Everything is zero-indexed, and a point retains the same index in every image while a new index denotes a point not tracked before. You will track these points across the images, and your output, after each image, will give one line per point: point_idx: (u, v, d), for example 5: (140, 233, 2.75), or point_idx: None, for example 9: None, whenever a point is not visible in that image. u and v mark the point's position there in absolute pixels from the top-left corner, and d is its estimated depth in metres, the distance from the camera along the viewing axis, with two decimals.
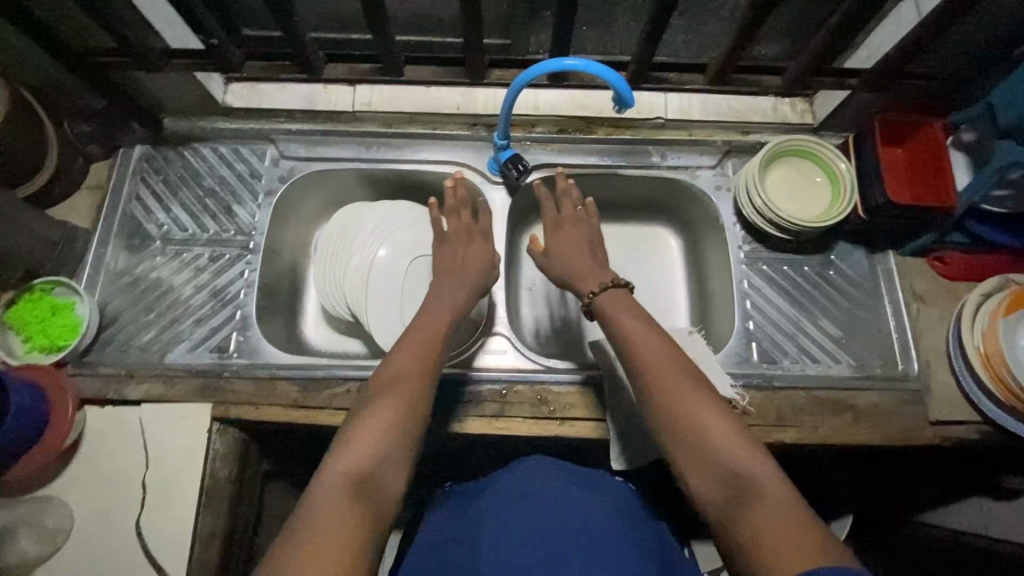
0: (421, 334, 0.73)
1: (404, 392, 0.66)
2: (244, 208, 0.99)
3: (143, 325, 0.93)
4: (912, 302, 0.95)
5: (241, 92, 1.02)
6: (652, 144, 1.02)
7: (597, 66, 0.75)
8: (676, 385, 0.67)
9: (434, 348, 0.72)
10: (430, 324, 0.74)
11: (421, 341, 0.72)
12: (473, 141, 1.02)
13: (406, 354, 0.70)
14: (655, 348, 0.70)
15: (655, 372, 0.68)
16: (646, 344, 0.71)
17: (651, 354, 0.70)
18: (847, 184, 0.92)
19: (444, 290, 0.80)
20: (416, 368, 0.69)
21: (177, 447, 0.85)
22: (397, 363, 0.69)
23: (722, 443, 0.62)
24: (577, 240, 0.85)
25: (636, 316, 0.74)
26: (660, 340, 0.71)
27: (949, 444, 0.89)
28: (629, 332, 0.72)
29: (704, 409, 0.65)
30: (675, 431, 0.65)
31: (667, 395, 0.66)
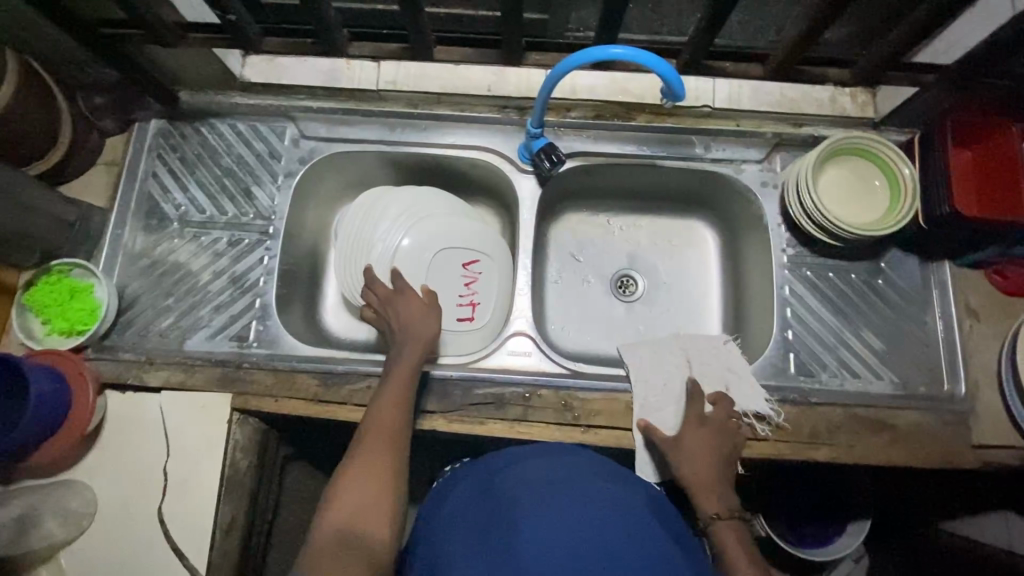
0: (393, 394, 0.75)
1: (386, 439, 0.71)
2: (263, 190, 0.96)
3: (162, 309, 0.91)
4: (964, 317, 0.89)
5: (260, 66, 0.97)
6: (697, 133, 0.94)
7: (647, 57, 0.69)
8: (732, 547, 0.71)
9: (407, 388, 0.77)
10: (400, 384, 0.77)
11: (393, 404, 0.74)
12: (502, 124, 0.96)
13: (381, 415, 0.73)
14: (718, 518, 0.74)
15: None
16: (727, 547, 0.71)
17: (736, 565, 0.69)
18: (909, 188, 0.84)
19: (416, 320, 0.83)
20: (395, 433, 0.72)
21: (198, 436, 0.84)
22: (374, 429, 0.72)
23: None
24: (703, 442, 0.81)
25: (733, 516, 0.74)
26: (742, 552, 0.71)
27: (989, 468, 0.85)
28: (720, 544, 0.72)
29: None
30: None
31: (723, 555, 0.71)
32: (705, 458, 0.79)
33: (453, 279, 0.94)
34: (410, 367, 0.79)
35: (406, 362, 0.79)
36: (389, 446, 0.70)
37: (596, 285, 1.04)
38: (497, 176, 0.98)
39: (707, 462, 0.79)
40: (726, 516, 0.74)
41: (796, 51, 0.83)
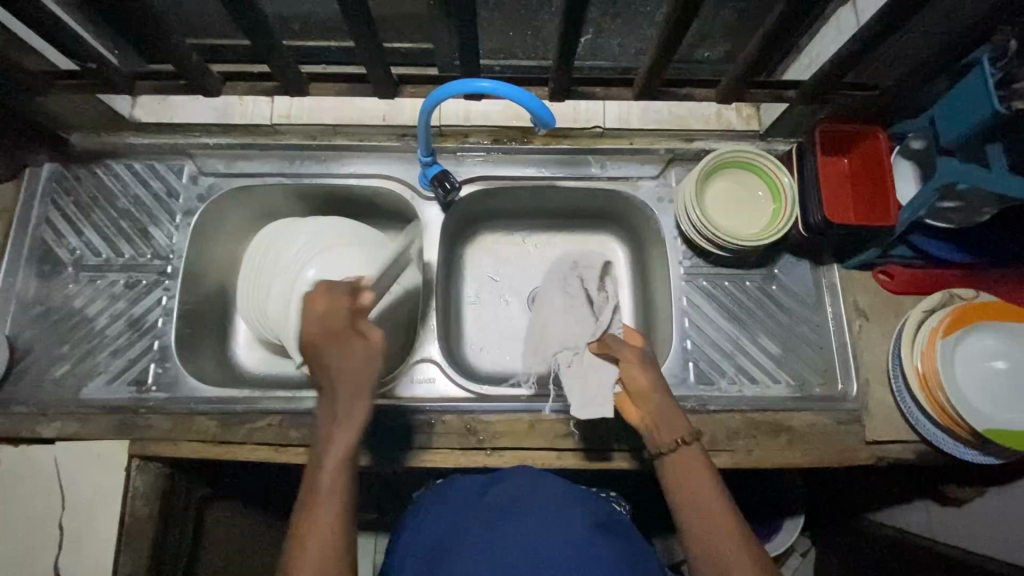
0: (330, 487, 0.61)
1: (330, 552, 0.59)
2: (161, 230, 0.95)
3: (57, 357, 0.89)
4: (854, 317, 0.92)
5: (151, 106, 0.98)
6: (592, 153, 0.96)
7: (505, 89, 0.70)
8: (718, 511, 0.66)
9: (344, 465, 0.62)
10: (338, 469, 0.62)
11: (331, 498, 0.61)
12: (402, 153, 0.96)
13: (319, 522, 0.60)
14: (695, 472, 0.69)
15: (698, 522, 0.66)
16: (692, 481, 0.69)
17: (717, 531, 0.65)
18: (788, 199, 0.87)
19: (350, 357, 0.63)
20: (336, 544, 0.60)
21: (94, 487, 0.82)
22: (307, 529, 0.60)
23: None
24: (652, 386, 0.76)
25: (703, 469, 0.69)
26: (703, 479, 0.69)
27: (883, 463, 0.88)
28: (683, 479, 0.70)
29: (727, 537, 0.64)
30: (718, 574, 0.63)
31: (706, 523, 0.65)
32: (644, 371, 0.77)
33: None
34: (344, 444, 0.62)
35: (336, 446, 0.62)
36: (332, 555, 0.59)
37: (514, 305, 1.05)
38: (401, 203, 0.98)
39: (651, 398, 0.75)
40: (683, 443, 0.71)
41: (657, 68, 0.85)
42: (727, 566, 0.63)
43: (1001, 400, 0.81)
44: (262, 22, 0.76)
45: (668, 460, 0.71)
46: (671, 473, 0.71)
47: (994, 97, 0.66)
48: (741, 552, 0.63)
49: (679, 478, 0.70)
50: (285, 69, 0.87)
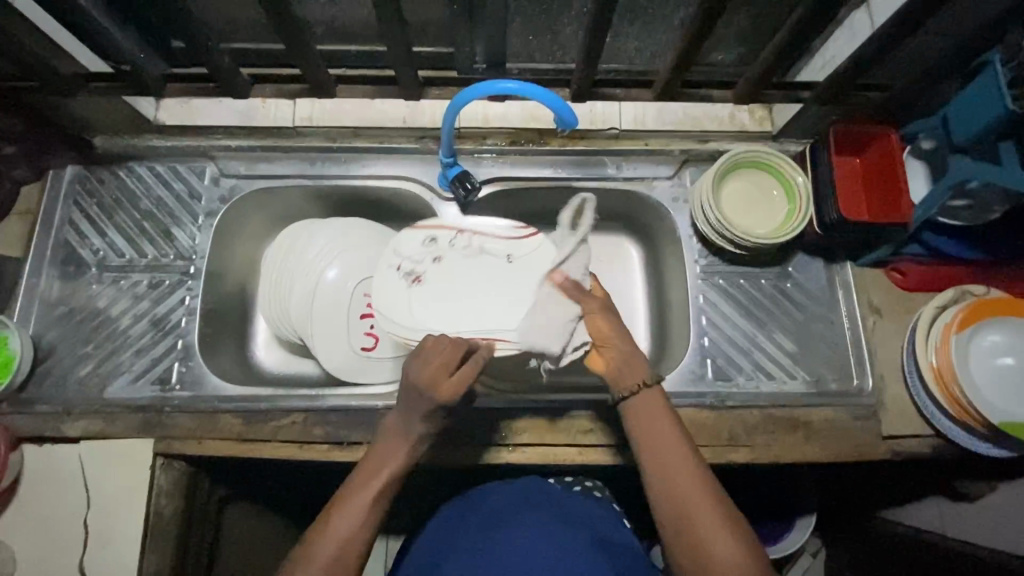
0: (377, 462, 0.70)
1: (360, 513, 0.66)
2: (183, 231, 0.96)
3: (80, 357, 0.90)
4: (868, 314, 0.94)
5: (175, 109, 0.99)
6: (609, 154, 0.98)
7: (532, 89, 0.72)
8: (679, 464, 0.66)
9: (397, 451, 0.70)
10: (389, 447, 0.70)
11: (375, 471, 0.69)
12: (422, 154, 0.98)
13: (358, 483, 0.68)
14: (659, 429, 0.68)
15: (660, 467, 0.67)
16: (654, 426, 0.69)
17: (675, 481, 0.65)
18: (803, 197, 0.89)
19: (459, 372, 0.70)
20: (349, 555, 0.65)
21: (119, 485, 0.83)
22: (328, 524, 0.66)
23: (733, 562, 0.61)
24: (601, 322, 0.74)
25: (666, 422, 0.69)
26: (664, 425, 0.69)
27: (899, 457, 0.90)
28: (644, 425, 0.69)
29: (687, 479, 0.65)
30: (681, 527, 0.64)
31: (670, 478, 0.66)
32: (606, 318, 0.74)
33: (414, 236, 0.84)
34: (398, 432, 0.71)
35: (395, 426, 0.71)
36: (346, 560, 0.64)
37: None
38: (420, 205, 0.99)
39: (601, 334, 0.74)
40: (642, 389, 0.70)
41: (675, 70, 0.87)
42: (686, 514, 0.63)
43: (1013, 393, 0.83)
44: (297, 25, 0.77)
45: (628, 406, 0.71)
46: (632, 418, 0.70)
47: (1005, 94, 0.67)
48: (702, 495, 0.64)
49: (642, 435, 0.69)
50: (315, 71, 0.88)
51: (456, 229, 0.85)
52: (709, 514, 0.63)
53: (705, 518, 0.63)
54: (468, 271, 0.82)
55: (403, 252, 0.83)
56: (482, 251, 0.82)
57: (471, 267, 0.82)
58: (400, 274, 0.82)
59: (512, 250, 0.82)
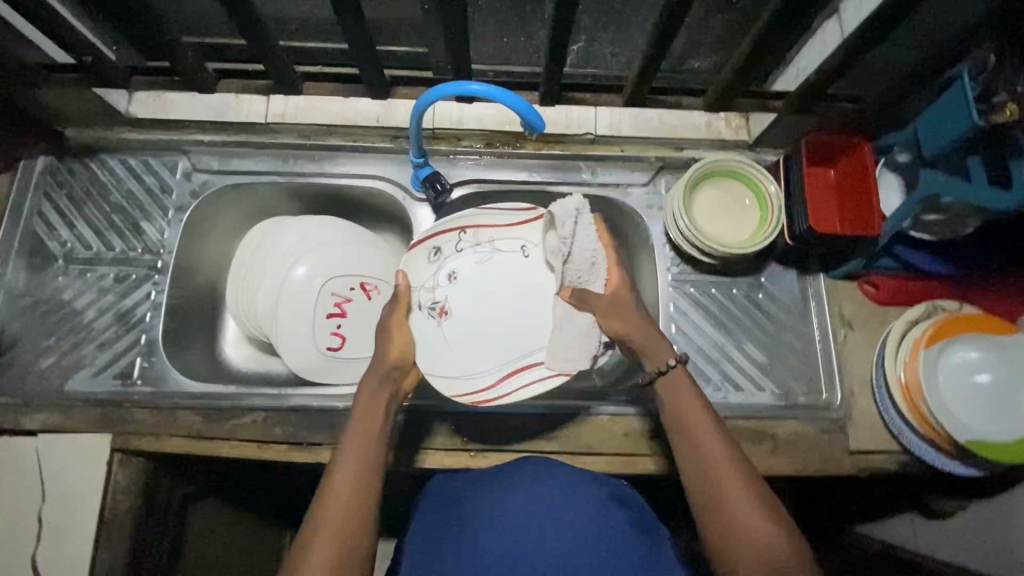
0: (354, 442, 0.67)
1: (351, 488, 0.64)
2: (153, 225, 0.95)
3: (43, 350, 0.89)
4: (839, 327, 0.93)
5: (147, 102, 0.97)
6: (584, 159, 0.97)
7: (496, 91, 0.71)
8: (708, 436, 0.66)
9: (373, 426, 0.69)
10: (360, 425, 0.69)
11: (356, 447, 0.67)
12: (395, 154, 0.97)
13: (345, 463, 0.66)
14: (689, 404, 0.69)
15: (687, 440, 0.67)
16: (687, 403, 0.69)
17: (706, 454, 0.65)
18: (775, 207, 0.88)
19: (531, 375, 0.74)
20: (353, 535, 0.62)
21: (76, 479, 0.82)
22: (325, 506, 0.63)
23: (763, 533, 0.60)
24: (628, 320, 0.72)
25: (695, 398, 0.69)
26: (698, 401, 0.69)
27: (865, 472, 0.89)
28: (679, 401, 0.69)
29: (718, 454, 0.65)
30: (709, 498, 0.64)
31: (700, 449, 0.66)
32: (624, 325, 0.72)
33: (418, 258, 0.80)
34: (366, 411, 0.70)
35: (364, 402, 0.71)
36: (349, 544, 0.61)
37: None
38: (393, 205, 0.99)
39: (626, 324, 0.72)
40: (680, 363, 0.71)
41: (647, 76, 0.86)
42: (717, 485, 0.64)
43: (984, 410, 0.82)
44: (258, 19, 0.77)
45: (663, 382, 0.71)
46: (668, 394, 0.71)
47: (972, 108, 0.66)
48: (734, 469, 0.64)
49: (671, 411, 0.70)
50: (279, 65, 0.88)
51: (457, 231, 0.80)
52: (736, 486, 0.63)
53: (732, 490, 0.63)
54: (491, 278, 0.77)
55: (418, 285, 0.78)
56: (494, 249, 0.78)
57: (491, 274, 0.77)
58: (426, 310, 0.77)
59: (524, 238, 0.78)
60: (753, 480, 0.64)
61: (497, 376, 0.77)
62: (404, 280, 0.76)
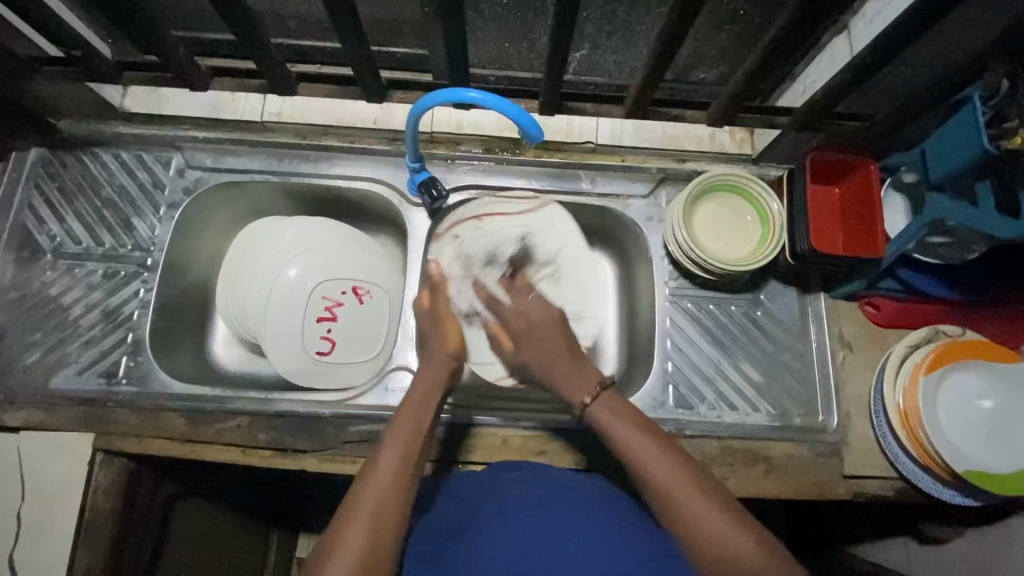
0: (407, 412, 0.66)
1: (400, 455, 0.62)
2: (143, 221, 0.94)
3: (28, 345, 0.88)
4: (839, 349, 0.91)
5: (141, 96, 0.99)
6: (583, 168, 0.95)
7: (493, 100, 0.69)
8: (649, 454, 0.62)
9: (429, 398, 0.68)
10: (419, 399, 0.68)
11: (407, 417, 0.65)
12: (391, 157, 0.95)
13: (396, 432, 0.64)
14: (623, 428, 0.64)
15: (633, 465, 0.63)
16: (620, 435, 0.64)
17: (654, 471, 0.61)
18: (776, 225, 0.86)
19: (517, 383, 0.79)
20: (389, 524, 0.57)
21: (56, 478, 0.81)
22: (365, 490, 0.59)
23: (734, 540, 0.57)
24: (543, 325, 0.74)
25: (627, 417, 0.65)
26: (631, 426, 0.64)
27: (861, 498, 0.87)
28: (612, 434, 0.65)
29: (668, 478, 0.60)
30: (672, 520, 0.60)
31: (647, 471, 0.62)
32: (546, 332, 0.73)
33: (444, 245, 0.87)
34: (422, 387, 0.69)
35: (423, 378, 0.70)
36: (383, 537, 0.56)
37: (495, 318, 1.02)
38: (389, 208, 0.97)
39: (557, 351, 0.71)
40: (596, 396, 0.67)
41: (650, 86, 0.84)
42: (675, 503, 0.59)
43: (982, 441, 0.80)
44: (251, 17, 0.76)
45: (591, 418, 0.67)
46: (599, 430, 0.66)
47: (982, 132, 0.64)
48: (690, 489, 0.59)
49: (609, 437, 0.65)
50: (273, 63, 0.87)
51: (474, 221, 0.88)
52: (693, 497, 0.59)
53: (691, 504, 0.59)
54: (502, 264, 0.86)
55: (451, 271, 0.85)
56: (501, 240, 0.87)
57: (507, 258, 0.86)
58: (457, 297, 0.84)
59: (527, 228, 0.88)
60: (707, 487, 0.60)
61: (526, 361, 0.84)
62: (438, 269, 0.84)
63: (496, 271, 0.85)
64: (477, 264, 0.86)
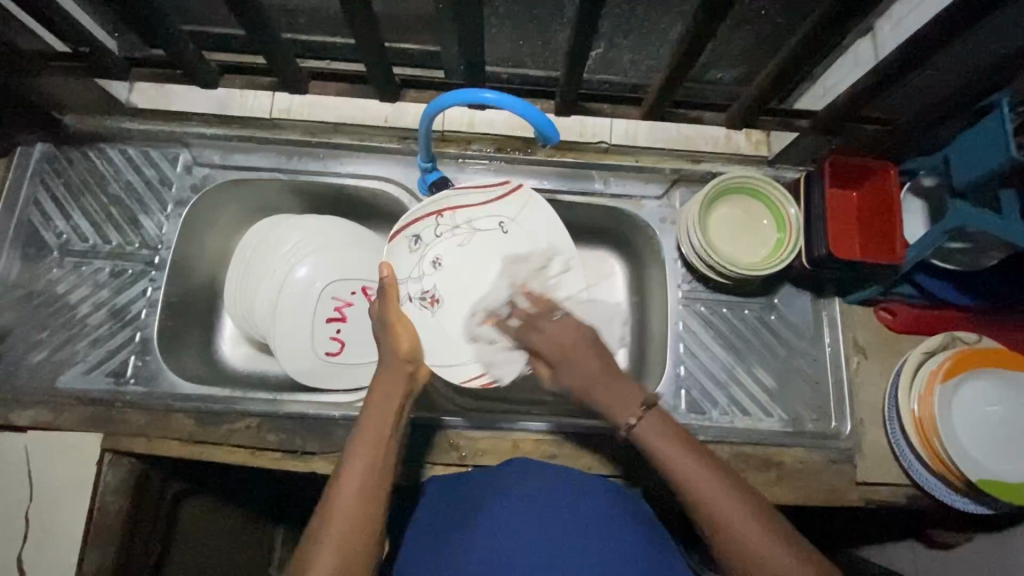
0: (373, 419, 0.64)
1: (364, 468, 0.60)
2: (151, 219, 0.92)
3: (35, 344, 0.87)
4: (853, 354, 0.90)
5: (149, 93, 0.99)
6: (597, 168, 0.94)
7: (511, 101, 0.68)
8: (704, 481, 0.60)
9: (395, 405, 0.66)
10: (381, 411, 0.65)
11: (373, 425, 0.64)
12: (402, 155, 0.94)
13: (360, 443, 0.62)
14: (671, 451, 0.63)
15: (685, 489, 0.61)
16: (667, 457, 0.63)
17: (709, 497, 0.60)
18: (793, 229, 0.85)
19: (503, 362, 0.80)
20: (358, 551, 0.56)
21: (63, 478, 0.80)
22: (331, 514, 0.58)
23: (792, 570, 0.56)
24: (569, 331, 0.73)
25: (676, 438, 0.64)
26: (678, 448, 0.63)
27: (872, 505, 0.87)
28: (658, 457, 0.63)
29: (716, 499, 0.59)
30: (730, 551, 0.58)
31: (701, 498, 0.60)
32: (577, 344, 0.72)
33: (399, 250, 0.82)
34: (387, 389, 0.67)
35: (383, 383, 0.68)
36: (356, 546, 0.56)
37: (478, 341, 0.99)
38: (399, 208, 0.96)
39: (610, 384, 0.68)
40: (643, 415, 0.65)
41: (669, 87, 0.83)
42: (730, 530, 0.58)
43: (998, 451, 0.79)
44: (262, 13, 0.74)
45: (637, 438, 0.65)
46: (645, 451, 0.65)
47: (1010, 142, 0.63)
48: (739, 511, 0.59)
49: (657, 461, 0.64)
50: (285, 60, 0.85)
51: (434, 217, 0.83)
52: (748, 524, 0.58)
53: (747, 532, 0.58)
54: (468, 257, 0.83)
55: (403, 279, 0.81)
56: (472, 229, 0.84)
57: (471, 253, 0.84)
58: (417, 300, 0.81)
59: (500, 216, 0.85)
60: (761, 512, 0.59)
61: (481, 367, 0.82)
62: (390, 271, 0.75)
63: (506, 308, 0.82)
64: (496, 307, 0.82)
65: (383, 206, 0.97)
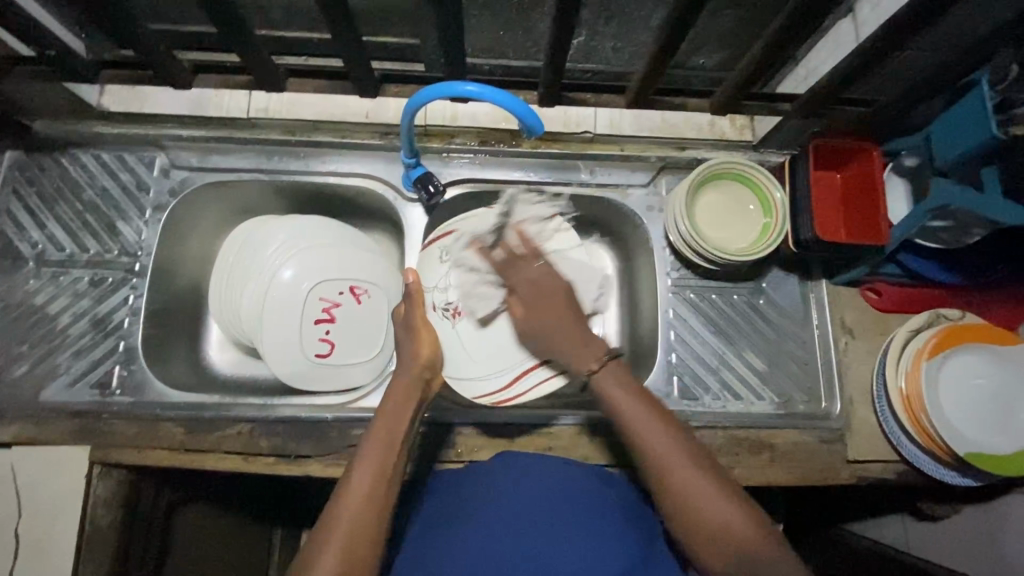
0: (386, 427, 0.64)
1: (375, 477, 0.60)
2: (129, 225, 0.90)
3: (15, 357, 0.85)
4: (841, 335, 0.91)
5: (121, 94, 0.95)
6: (583, 158, 0.93)
7: (493, 92, 0.67)
8: (657, 434, 0.63)
9: (408, 415, 0.66)
10: (394, 420, 0.65)
11: (383, 435, 0.63)
12: (384, 151, 0.92)
13: (372, 451, 0.62)
14: (629, 404, 0.66)
15: (637, 440, 0.64)
16: (625, 410, 0.65)
17: (657, 448, 0.63)
18: (779, 215, 0.86)
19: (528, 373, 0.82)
20: (364, 560, 0.56)
21: (51, 493, 0.79)
22: (337, 523, 0.57)
23: (729, 517, 0.59)
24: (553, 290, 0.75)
25: (633, 390, 0.66)
26: (635, 400, 0.66)
27: (864, 482, 0.88)
28: (614, 408, 0.66)
29: (667, 450, 0.62)
30: (675, 502, 0.61)
31: (653, 451, 0.63)
32: (556, 305, 0.73)
33: (429, 258, 0.84)
34: (400, 396, 0.67)
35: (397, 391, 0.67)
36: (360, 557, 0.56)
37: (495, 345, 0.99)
38: (384, 206, 0.94)
39: (572, 320, 0.73)
40: (604, 365, 0.68)
41: (652, 74, 0.82)
42: (676, 480, 0.61)
43: (984, 424, 0.81)
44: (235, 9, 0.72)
45: (597, 388, 0.68)
46: (606, 404, 0.67)
47: (991, 121, 0.64)
48: (688, 462, 0.61)
49: (614, 413, 0.66)
50: (260, 56, 0.83)
51: (452, 235, 0.84)
52: (695, 476, 0.61)
53: (692, 480, 0.61)
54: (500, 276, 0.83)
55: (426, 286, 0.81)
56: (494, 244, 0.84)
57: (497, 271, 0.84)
58: (441, 311, 0.83)
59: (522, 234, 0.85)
60: (706, 465, 0.62)
61: (508, 381, 0.83)
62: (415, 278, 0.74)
63: (491, 238, 0.82)
64: (479, 237, 0.82)
65: (367, 203, 0.96)
